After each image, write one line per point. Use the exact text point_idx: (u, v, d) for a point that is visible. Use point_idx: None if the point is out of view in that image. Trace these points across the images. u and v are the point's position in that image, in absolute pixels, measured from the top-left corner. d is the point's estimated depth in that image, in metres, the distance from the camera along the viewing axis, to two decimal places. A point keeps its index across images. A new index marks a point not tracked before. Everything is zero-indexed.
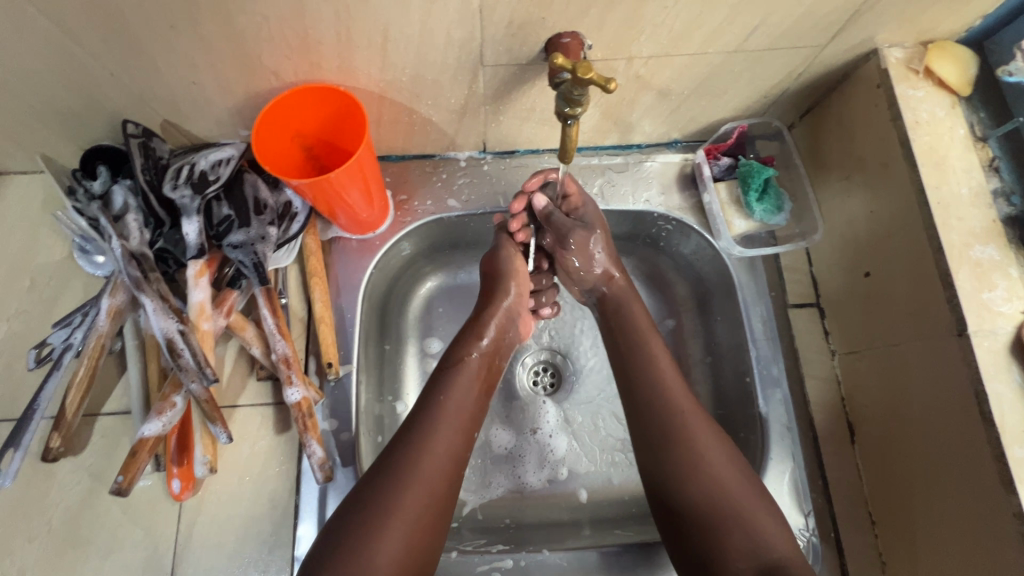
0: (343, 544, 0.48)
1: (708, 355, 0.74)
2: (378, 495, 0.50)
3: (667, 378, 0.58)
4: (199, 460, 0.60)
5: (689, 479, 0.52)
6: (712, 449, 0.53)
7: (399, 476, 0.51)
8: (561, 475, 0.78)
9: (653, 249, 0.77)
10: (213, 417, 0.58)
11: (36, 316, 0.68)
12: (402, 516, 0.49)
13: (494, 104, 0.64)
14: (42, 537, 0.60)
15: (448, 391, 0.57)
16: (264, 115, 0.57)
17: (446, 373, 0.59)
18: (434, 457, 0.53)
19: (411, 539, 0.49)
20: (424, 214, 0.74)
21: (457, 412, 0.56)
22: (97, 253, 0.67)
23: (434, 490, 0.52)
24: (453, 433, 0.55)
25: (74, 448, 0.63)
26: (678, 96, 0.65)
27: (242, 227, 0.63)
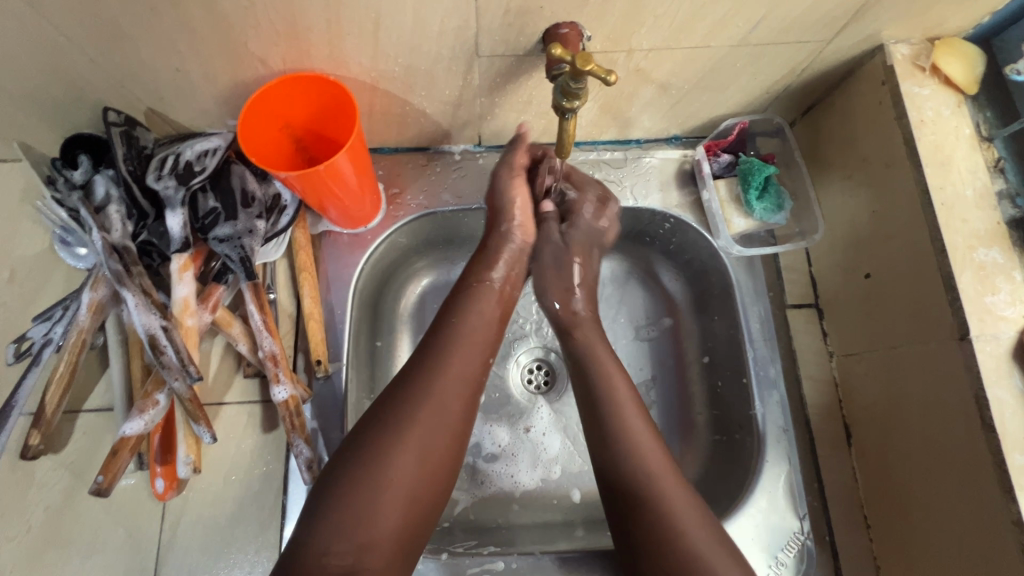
0: (352, 470, 0.47)
1: (704, 355, 0.74)
2: (392, 412, 0.50)
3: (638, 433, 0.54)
4: (182, 461, 0.58)
5: (642, 475, 0.52)
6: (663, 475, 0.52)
7: (410, 397, 0.51)
8: (554, 474, 0.77)
9: (649, 247, 0.77)
10: (197, 416, 0.56)
11: (16, 310, 0.66)
12: (416, 439, 0.49)
13: (490, 96, 0.63)
14: (22, 536, 0.59)
15: (471, 323, 0.57)
16: (252, 103, 0.54)
17: (460, 298, 0.60)
18: (451, 376, 0.53)
19: (427, 454, 0.49)
20: (418, 208, 0.72)
21: (466, 340, 0.56)
22: (78, 245, 0.65)
23: (444, 418, 0.51)
24: (468, 357, 0.55)
25: (54, 446, 0.61)
26: (677, 90, 0.64)
27: (229, 220, 0.61)
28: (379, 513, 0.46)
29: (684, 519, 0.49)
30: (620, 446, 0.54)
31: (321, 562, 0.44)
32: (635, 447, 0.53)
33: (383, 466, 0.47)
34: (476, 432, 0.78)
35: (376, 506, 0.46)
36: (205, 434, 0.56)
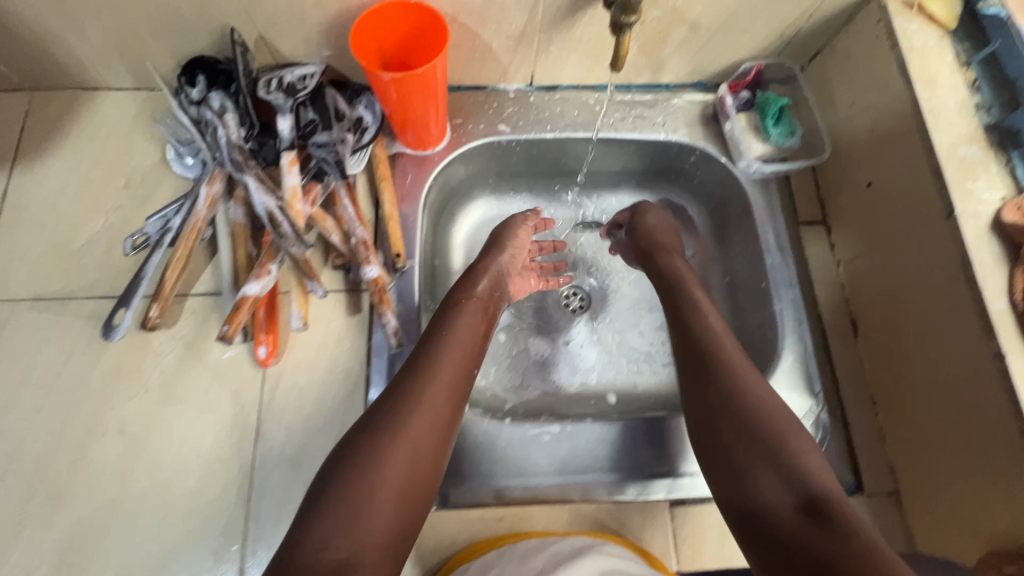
0: (346, 477, 0.49)
1: (725, 275, 0.88)
2: (390, 412, 0.54)
3: (725, 341, 0.63)
4: (296, 316, 0.69)
5: (759, 410, 0.54)
6: (771, 406, 0.55)
7: (406, 399, 0.55)
8: (591, 380, 0.89)
9: (672, 179, 0.93)
10: (309, 273, 0.67)
11: (131, 209, 0.76)
12: (402, 446, 0.52)
13: (548, 32, 0.74)
14: (142, 394, 0.67)
15: (450, 328, 0.64)
16: (360, 21, 0.64)
17: (447, 312, 0.66)
18: (437, 382, 0.58)
19: (417, 451, 0.53)
20: (478, 136, 0.83)
21: (449, 357, 0.61)
22: (189, 154, 0.76)
23: (426, 424, 0.54)
24: (453, 363, 0.61)
25: (167, 321, 0.70)
26: (705, 31, 0.76)
27: (326, 129, 0.72)
28: (371, 508, 0.48)
29: (774, 412, 0.54)
30: (716, 358, 0.60)
31: (321, 551, 0.45)
32: (742, 383, 0.57)
33: (378, 464, 0.50)
34: (523, 343, 0.90)
35: (372, 500, 0.48)
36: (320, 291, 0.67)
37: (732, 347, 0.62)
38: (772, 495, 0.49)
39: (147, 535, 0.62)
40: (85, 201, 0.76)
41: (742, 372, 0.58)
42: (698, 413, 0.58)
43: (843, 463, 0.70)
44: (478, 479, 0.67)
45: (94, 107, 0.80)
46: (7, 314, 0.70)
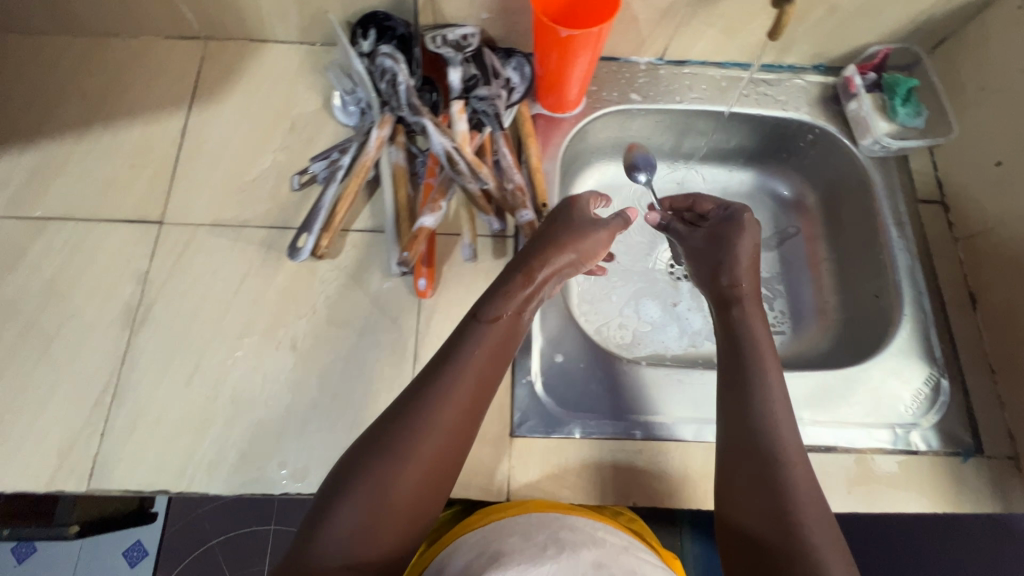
0: (365, 474, 0.52)
1: (833, 253, 0.92)
2: (399, 433, 0.54)
3: (776, 403, 0.62)
4: (467, 245, 0.75)
5: (787, 525, 0.54)
6: (799, 464, 0.58)
7: (413, 419, 0.55)
8: (699, 343, 0.94)
9: (782, 159, 0.98)
10: (485, 208, 0.75)
11: (296, 151, 0.82)
12: (409, 469, 0.53)
13: (695, 6, 0.79)
14: (310, 316, 0.73)
15: (479, 343, 0.59)
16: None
17: (478, 325, 0.61)
18: (451, 404, 0.56)
19: (425, 476, 0.53)
20: (611, 104, 0.88)
21: (473, 364, 0.58)
22: (352, 103, 0.82)
23: (434, 443, 0.54)
24: (469, 381, 0.57)
25: (332, 252, 0.76)
26: (843, 13, 0.80)
27: (486, 84, 0.78)
28: (376, 531, 0.51)
29: (811, 520, 0.54)
30: (760, 420, 0.61)
31: (325, 561, 0.49)
32: (785, 477, 0.57)
33: (385, 488, 0.52)
34: (633, 304, 0.95)
35: (377, 522, 0.51)
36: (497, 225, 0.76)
37: (776, 401, 0.62)
38: (753, 525, 0.56)
39: (319, 440, 0.68)
40: (255, 141, 0.82)
41: (779, 446, 0.59)
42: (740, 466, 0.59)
43: (962, 426, 0.73)
44: (620, 416, 0.71)
45: (261, 58, 0.87)
46: (191, 237, 0.76)
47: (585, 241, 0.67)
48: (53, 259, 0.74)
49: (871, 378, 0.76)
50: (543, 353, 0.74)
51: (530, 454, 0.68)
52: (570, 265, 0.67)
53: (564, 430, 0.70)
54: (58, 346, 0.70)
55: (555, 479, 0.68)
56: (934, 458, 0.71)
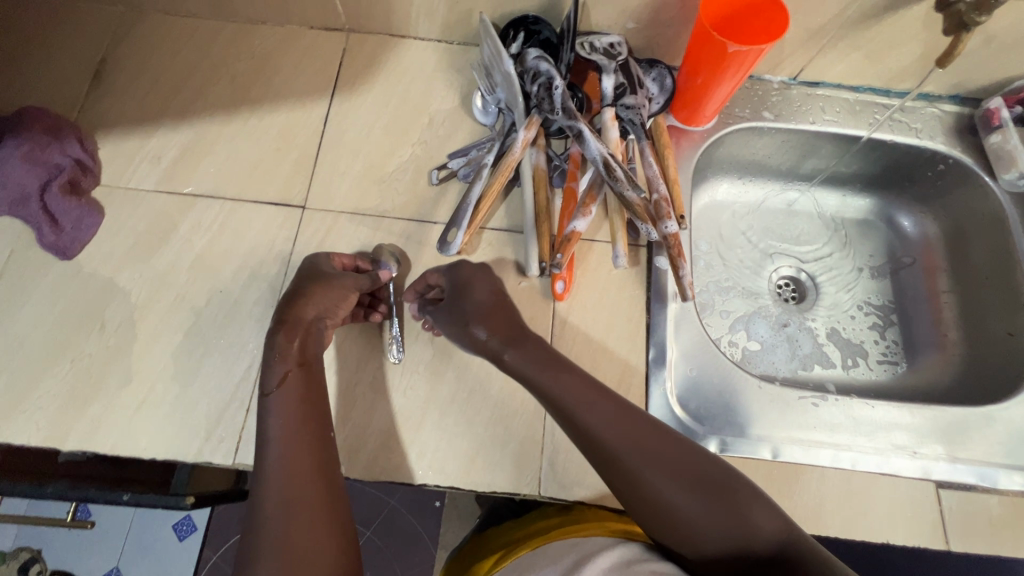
0: (266, 544, 0.52)
1: (954, 286, 0.91)
2: (291, 498, 0.55)
3: (602, 409, 0.58)
4: (618, 252, 0.74)
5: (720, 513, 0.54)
6: (657, 442, 0.57)
7: (287, 481, 0.56)
8: (811, 368, 0.91)
9: (904, 186, 0.96)
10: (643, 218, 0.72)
11: (434, 146, 0.83)
12: (303, 524, 0.54)
13: (846, 30, 0.79)
14: None
15: (280, 412, 0.59)
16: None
17: (274, 394, 0.60)
18: (274, 458, 0.57)
19: (326, 530, 0.54)
20: (743, 120, 0.88)
21: (283, 435, 0.58)
22: (491, 103, 0.82)
23: (308, 500, 0.55)
24: (304, 443, 0.58)
25: (471, 248, 0.77)
26: (998, 45, 0.79)
27: (633, 93, 0.78)
28: None
29: (740, 501, 0.54)
30: (613, 445, 0.57)
31: None
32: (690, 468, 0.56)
33: (292, 551, 0.52)
34: (744, 321, 0.93)
35: None
36: (651, 236, 0.74)
37: (586, 401, 0.59)
38: (697, 517, 0.54)
39: (454, 434, 0.68)
40: (393, 134, 0.84)
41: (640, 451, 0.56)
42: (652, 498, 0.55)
43: None
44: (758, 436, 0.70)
45: (401, 53, 0.88)
46: (332, 224, 0.78)
47: (334, 282, 0.67)
48: (202, 235, 0.76)
49: (1009, 418, 0.74)
50: (678, 366, 0.73)
51: None
52: (329, 313, 0.66)
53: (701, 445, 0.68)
54: (205, 319, 0.72)
55: None
56: None
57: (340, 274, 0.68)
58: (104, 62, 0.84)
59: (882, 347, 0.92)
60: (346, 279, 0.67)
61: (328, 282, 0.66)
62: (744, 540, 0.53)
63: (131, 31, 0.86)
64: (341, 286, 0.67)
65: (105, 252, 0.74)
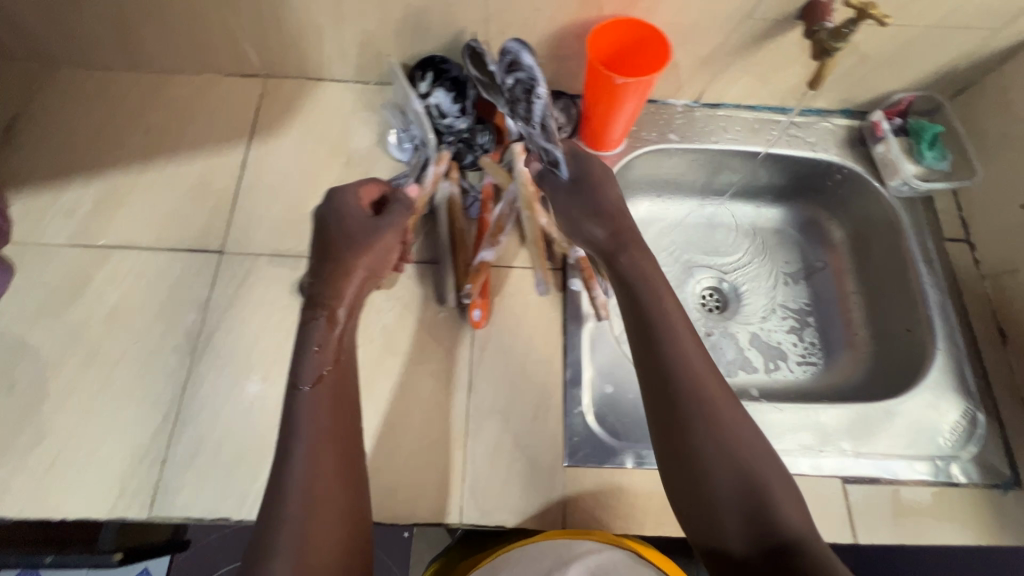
0: (281, 540, 0.51)
1: (862, 286, 0.95)
2: (315, 508, 0.53)
3: (689, 349, 0.60)
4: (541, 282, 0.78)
5: (747, 493, 0.55)
6: (741, 423, 0.58)
7: (309, 491, 0.53)
8: (735, 375, 0.93)
9: (810, 197, 1.01)
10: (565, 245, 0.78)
11: (351, 184, 0.85)
12: (331, 540, 0.52)
13: (733, 55, 0.84)
14: (367, 345, 0.75)
15: (316, 414, 0.57)
16: (598, 29, 0.75)
17: (302, 399, 0.58)
18: (299, 467, 0.54)
19: (341, 547, 0.52)
20: (650, 143, 0.92)
21: (313, 436, 0.56)
22: (405, 141, 0.86)
23: (337, 509, 0.54)
24: (332, 449, 0.56)
25: (389, 282, 0.79)
26: (872, 63, 0.85)
27: (538, 126, 0.83)
28: None
29: (782, 496, 0.55)
30: (691, 389, 0.58)
31: None
32: (735, 435, 0.57)
33: (309, 563, 0.50)
34: None
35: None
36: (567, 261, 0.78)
37: (688, 342, 0.60)
38: (721, 486, 0.55)
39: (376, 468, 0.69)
40: (313, 174, 0.86)
41: (717, 408, 0.57)
42: (686, 432, 0.57)
43: (999, 458, 0.75)
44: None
45: (319, 95, 0.91)
46: (251, 267, 0.79)
47: (373, 247, 0.67)
48: (118, 285, 0.76)
49: (908, 411, 0.78)
50: (594, 384, 0.76)
51: (583, 484, 0.70)
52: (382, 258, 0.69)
53: (618, 460, 0.71)
54: (122, 369, 0.71)
55: (607, 508, 0.69)
56: (974, 490, 0.73)
57: (376, 219, 0.69)
58: (18, 117, 0.85)
59: (800, 350, 0.95)
60: (386, 236, 0.68)
61: (379, 231, 0.68)
62: (762, 533, 0.53)
63: (46, 85, 0.87)
64: (384, 239, 0.68)
65: (16, 309, 0.74)
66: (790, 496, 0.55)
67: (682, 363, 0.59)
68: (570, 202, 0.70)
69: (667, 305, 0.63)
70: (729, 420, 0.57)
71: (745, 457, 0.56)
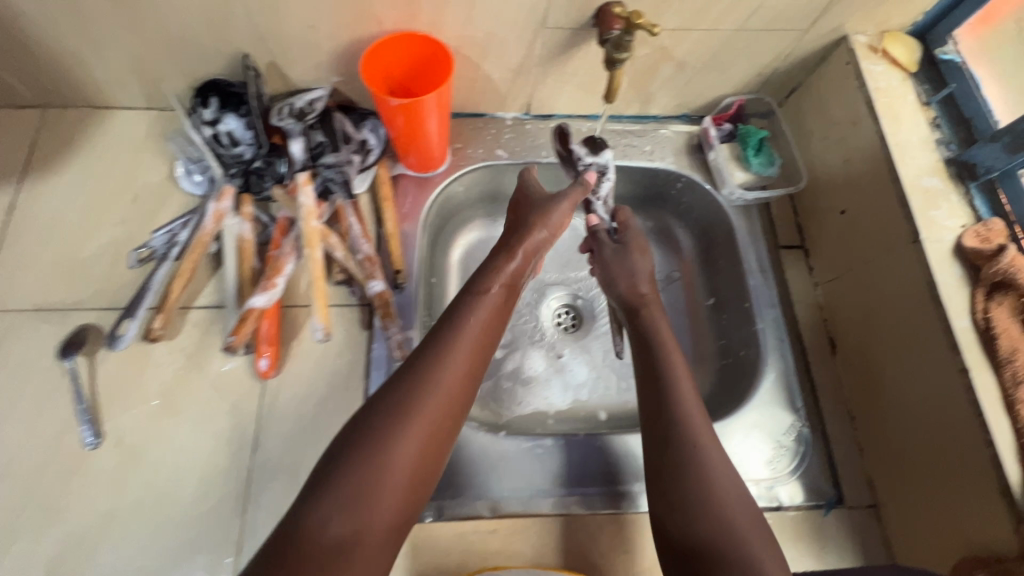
0: (332, 481, 0.47)
1: (710, 296, 0.91)
2: (398, 403, 0.52)
3: (688, 403, 0.63)
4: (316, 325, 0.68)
5: (713, 527, 0.54)
6: (720, 465, 0.58)
7: (427, 395, 0.52)
8: (583, 395, 0.92)
9: (660, 206, 0.96)
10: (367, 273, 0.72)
11: (137, 224, 0.78)
12: (415, 432, 0.51)
13: (544, 66, 0.79)
14: (139, 407, 0.68)
15: (472, 315, 0.60)
16: (378, 44, 0.70)
17: (466, 302, 0.62)
18: (441, 393, 0.53)
19: (418, 465, 0.50)
20: (477, 160, 0.87)
21: (439, 347, 0.56)
22: (197, 172, 0.79)
23: (432, 420, 0.52)
24: (468, 356, 0.56)
25: (169, 333, 0.71)
26: (691, 68, 0.81)
27: (334, 151, 0.76)
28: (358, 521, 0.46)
29: (737, 519, 0.55)
30: (685, 436, 0.60)
31: (308, 553, 0.44)
32: (709, 475, 0.57)
33: (366, 508, 0.47)
34: (517, 358, 0.93)
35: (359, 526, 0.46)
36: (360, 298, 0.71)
37: (687, 393, 0.64)
38: (698, 528, 0.54)
39: (140, 546, 0.62)
40: (93, 215, 0.78)
41: (705, 451, 0.59)
42: (690, 477, 0.57)
43: (824, 476, 0.73)
44: (572, 492, 0.70)
45: (108, 125, 0.83)
46: (9, 326, 0.70)
47: (552, 215, 0.74)
48: None
49: (735, 436, 0.73)
50: None
51: None
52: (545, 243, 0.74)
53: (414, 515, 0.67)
54: None
55: None
56: (796, 515, 0.70)
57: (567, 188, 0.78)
58: None
59: None
60: (575, 189, 0.77)
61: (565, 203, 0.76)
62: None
63: None
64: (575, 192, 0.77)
65: None
66: (758, 531, 0.54)
67: (680, 412, 0.62)
68: (614, 259, 0.82)
69: (677, 373, 0.66)
70: (716, 459, 0.58)
71: (728, 495, 0.56)
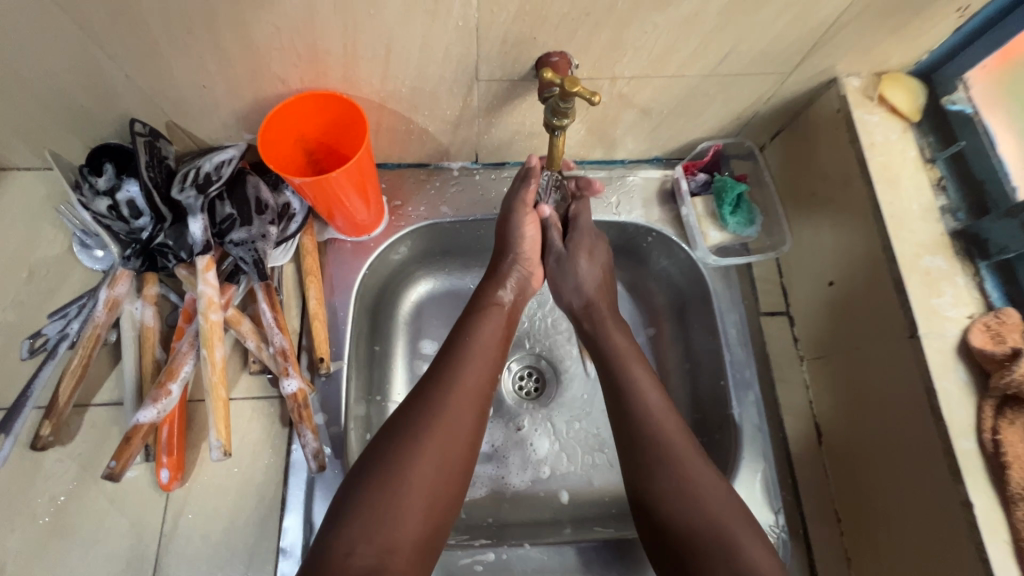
0: (373, 484, 0.50)
1: (685, 361, 0.77)
2: (412, 414, 0.53)
3: (651, 403, 0.58)
4: (213, 444, 0.59)
5: (697, 533, 0.51)
6: (687, 456, 0.55)
7: (441, 398, 0.55)
8: (543, 473, 0.80)
9: (634, 260, 0.82)
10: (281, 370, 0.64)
11: (31, 306, 0.69)
12: (435, 440, 0.52)
13: (486, 117, 0.68)
14: (27, 526, 0.61)
15: (481, 320, 0.62)
16: (285, 105, 0.60)
17: (474, 314, 0.63)
18: (460, 393, 0.56)
19: (444, 465, 0.52)
20: (418, 219, 0.77)
21: (460, 356, 0.58)
22: (96, 247, 0.71)
23: (454, 426, 0.54)
24: (478, 363, 0.58)
25: (62, 438, 0.64)
26: (657, 115, 0.70)
27: (244, 225, 0.66)
28: (398, 523, 0.48)
29: (724, 517, 0.52)
30: (651, 443, 0.56)
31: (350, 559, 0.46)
32: (682, 473, 0.54)
33: (402, 482, 0.50)
34: None
35: (396, 523, 0.48)
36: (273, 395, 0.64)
37: (649, 386, 0.59)
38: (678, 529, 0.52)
39: None
40: None
41: (679, 455, 0.55)
42: (660, 487, 0.54)
43: None
44: None
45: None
46: None
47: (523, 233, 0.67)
48: None
49: None
50: None
51: None
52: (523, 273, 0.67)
53: None
54: None
55: None
56: None
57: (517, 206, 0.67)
58: None
59: None
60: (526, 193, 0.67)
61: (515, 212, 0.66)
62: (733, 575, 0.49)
63: None
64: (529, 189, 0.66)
65: None
66: (747, 529, 0.51)
67: (644, 407, 0.58)
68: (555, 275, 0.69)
69: (639, 381, 0.60)
70: (694, 469, 0.54)
71: (714, 496, 0.53)
